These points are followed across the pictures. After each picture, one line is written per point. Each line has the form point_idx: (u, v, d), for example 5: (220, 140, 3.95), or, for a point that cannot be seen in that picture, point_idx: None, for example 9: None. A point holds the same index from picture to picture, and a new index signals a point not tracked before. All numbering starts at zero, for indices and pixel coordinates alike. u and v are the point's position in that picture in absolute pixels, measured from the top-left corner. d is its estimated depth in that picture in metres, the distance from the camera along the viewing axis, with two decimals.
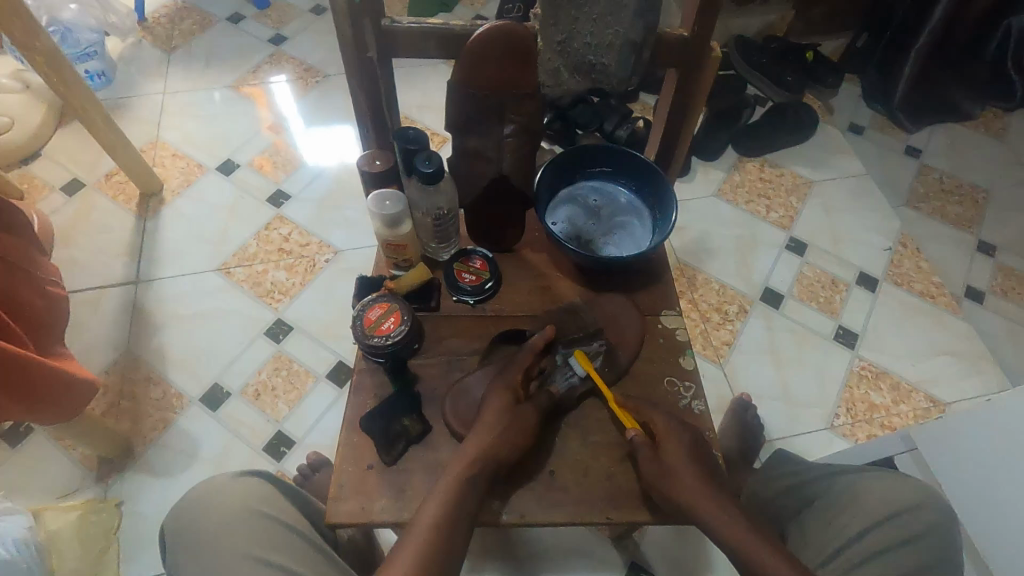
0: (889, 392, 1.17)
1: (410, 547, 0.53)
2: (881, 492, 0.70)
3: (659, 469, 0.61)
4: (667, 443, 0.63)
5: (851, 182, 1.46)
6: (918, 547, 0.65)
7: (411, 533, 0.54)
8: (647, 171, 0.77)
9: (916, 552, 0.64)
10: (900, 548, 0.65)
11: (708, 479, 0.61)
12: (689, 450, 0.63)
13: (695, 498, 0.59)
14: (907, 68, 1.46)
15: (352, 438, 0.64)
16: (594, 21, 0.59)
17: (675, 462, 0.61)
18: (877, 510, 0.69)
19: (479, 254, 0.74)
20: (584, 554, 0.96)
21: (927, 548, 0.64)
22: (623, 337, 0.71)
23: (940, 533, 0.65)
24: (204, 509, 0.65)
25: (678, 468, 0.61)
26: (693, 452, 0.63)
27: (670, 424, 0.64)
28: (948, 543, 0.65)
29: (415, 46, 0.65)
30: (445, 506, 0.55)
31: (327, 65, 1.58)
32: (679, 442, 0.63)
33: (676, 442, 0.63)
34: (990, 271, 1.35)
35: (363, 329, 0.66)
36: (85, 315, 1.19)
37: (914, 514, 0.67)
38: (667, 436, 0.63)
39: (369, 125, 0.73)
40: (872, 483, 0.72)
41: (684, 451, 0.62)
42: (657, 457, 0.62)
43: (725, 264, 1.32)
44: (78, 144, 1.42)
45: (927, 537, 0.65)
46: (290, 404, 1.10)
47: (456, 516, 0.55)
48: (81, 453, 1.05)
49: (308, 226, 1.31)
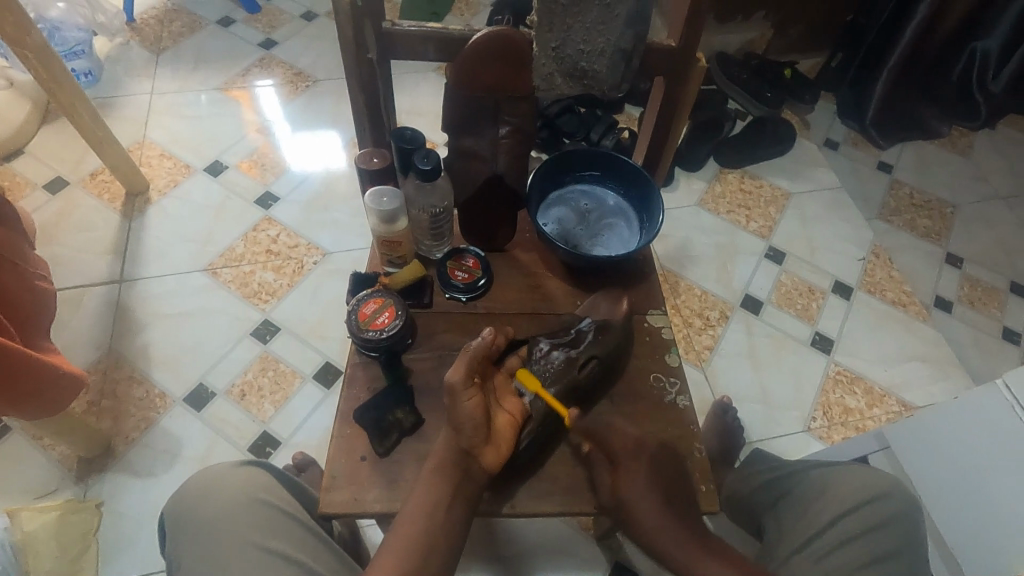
0: (863, 396, 1.21)
1: (403, 535, 0.54)
2: (847, 483, 0.73)
3: (615, 493, 0.62)
4: (622, 476, 0.62)
5: (826, 194, 1.52)
6: (882, 534, 0.68)
7: (400, 521, 0.55)
8: (635, 175, 0.80)
9: (881, 538, 0.68)
10: (867, 535, 0.68)
11: (667, 501, 0.61)
12: (648, 471, 0.63)
13: (654, 526, 0.58)
14: (879, 87, 1.54)
15: (345, 430, 0.65)
16: (587, 28, 0.62)
17: (631, 487, 0.61)
18: (844, 501, 0.72)
19: (472, 253, 0.76)
20: (568, 552, 0.97)
21: (891, 535, 0.68)
22: (611, 325, 0.71)
23: (903, 522, 0.69)
24: (203, 496, 0.65)
25: (635, 492, 0.60)
26: (654, 478, 0.62)
27: (629, 446, 0.65)
28: (912, 531, 0.68)
29: (414, 48, 0.68)
30: (432, 494, 0.56)
31: (317, 69, 1.60)
32: (638, 475, 0.62)
33: None
34: (957, 282, 1.41)
35: (358, 323, 0.67)
36: (66, 313, 1.17)
37: (877, 504, 0.70)
38: (624, 465, 0.63)
39: (366, 124, 0.75)
40: (843, 473, 0.75)
41: (643, 478, 0.62)
42: (613, 484, 0.62)
43: (706, 271, 1.35)
44: (63, 141, 1.41)
45: (892, 526, 0.68)
46: (276, 404, 1.10)
47: (443, 503, 0.56)
48: (61, 453, 1.03)
49: (296, 227, 1.32)
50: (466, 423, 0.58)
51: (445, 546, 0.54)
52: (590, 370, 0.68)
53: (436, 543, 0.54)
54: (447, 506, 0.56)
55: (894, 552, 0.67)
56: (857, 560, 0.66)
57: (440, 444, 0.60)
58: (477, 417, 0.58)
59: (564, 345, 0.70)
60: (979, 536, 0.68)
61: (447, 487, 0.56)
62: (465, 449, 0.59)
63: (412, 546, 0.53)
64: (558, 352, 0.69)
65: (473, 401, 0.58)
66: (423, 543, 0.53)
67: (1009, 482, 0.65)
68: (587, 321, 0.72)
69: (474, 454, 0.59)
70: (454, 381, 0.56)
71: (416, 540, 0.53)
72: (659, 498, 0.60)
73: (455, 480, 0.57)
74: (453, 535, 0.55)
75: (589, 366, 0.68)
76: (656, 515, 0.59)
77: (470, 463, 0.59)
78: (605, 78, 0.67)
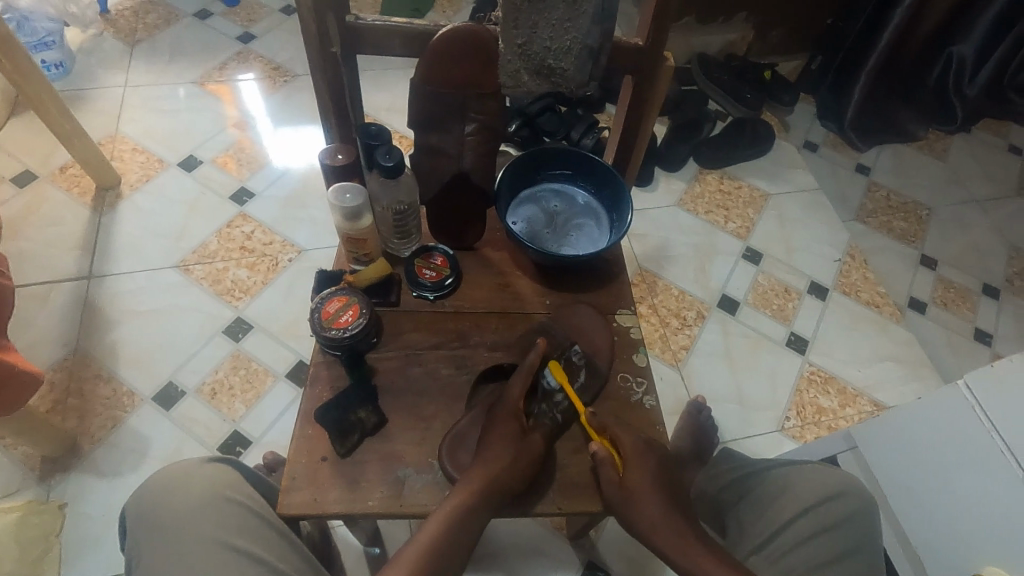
0: (836, 396, 1.22)
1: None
2: (806, 482, 0.73)
3: (623, 492, 0.63)
4: (631, 471, 0.64)
5: (804, 196, 1.52)
6: (840, 532, 0.68)
7: (396, 562, 0.53)
8: (605, 174, 0.79)
9: (840, 537, 0.68)
10: (825, 534, 0.68)
11: (671, 500, 0.64)
12: (654, 466, 0.65)
13: (656, 520, 0.62)
14: (859, 89, 1.56)
15: (307, 430, 0.64)
16: (553, 25, 0.60)
17: (637, 478, 0.64)
18: (801, 500, 0.72)
19: (440, 251, 0.75)
20: (541, 553, 0.97)
21: (846, 534, 0.68)
22: (597, 368, 0.71)
23: (859, 521, 0.70)
24: (167, 492, 0.64)
25: (642, 492, 0.63)
26: (660, 475, 0.65)
27: (638, 446, 0.66)
28: (866, 531, 0.69)
29: (380, 43, 0.67)
30: (446, 544, 0.55)
31: (296, 64, 1.58)
32: (646, 469, 0.64)
33: (642, 462, 0.65)
34: (931, 283, 1.42)
35: (321, 322, 0.66)
36: (32, 310, 1.15)
37: (836, 501, 0.71)
38: (634, 460, 0.65)
39: (332, 120, 0.73)
40: (801, 473, 0.75)
41: (649, 476, 0.64)
42: (622, 480, 0.63)
43: (683, 271, 1.36)
44: (33, 134, 1.38)
45: (848, 524, 0.69)
46: (247, 403, 1.08)
47: (453, 546, 0.56)
48: (24, 452, 1.01)
49: (272, 224, 1.30)
50: (521, 469, 0.62)
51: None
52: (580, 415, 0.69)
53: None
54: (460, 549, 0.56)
55: (851, 550, 0.67)
56: (817, 558, 0.66)
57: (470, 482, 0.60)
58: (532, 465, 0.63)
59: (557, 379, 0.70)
60: (941, 534, 0.70)
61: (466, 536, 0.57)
62: (502, 494, 0.60)
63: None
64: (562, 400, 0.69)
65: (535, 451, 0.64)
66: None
67: (967, 482, 0.66)
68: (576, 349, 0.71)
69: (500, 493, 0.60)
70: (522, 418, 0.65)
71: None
72: (663, 500, 0.63)
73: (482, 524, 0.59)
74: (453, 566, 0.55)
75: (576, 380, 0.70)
76: (659, 511, 0.63)
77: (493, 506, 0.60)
78: (574, 76, 0.65)
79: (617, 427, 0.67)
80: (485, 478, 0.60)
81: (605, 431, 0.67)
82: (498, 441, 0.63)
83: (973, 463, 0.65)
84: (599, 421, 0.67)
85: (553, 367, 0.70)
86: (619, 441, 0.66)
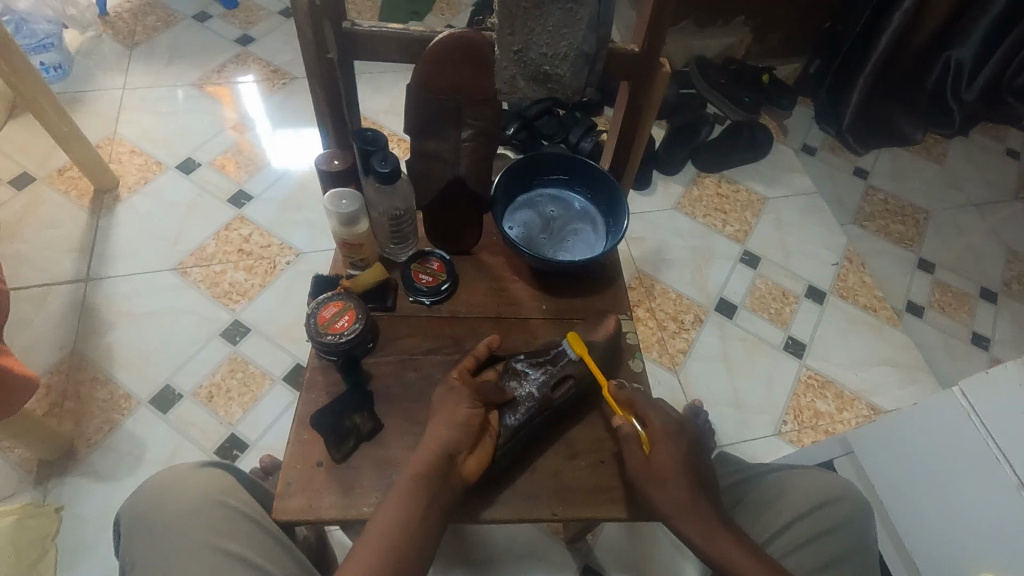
0: (834, 400, 1.22)
1: (371, 545, 0.54)
2: (802, 487, 0.74)
3: (652, 471, 0.62)
4: (659, 448, 0.63)
5: (802, 200, 1.53)
6: (835, 536, 0.69)
7: (366, 536, 0.55)
8: (601, 179, 0.79)
9: (835, 542, 0.68)
10: (821, 539, 0.69)
11: (699, 482, 0.62)
12: (685, 447, 0.64)
13: (682, 503, 0.60)
14: (856, 94, 1.56)
15: (302, 435, 0.64)
16: (549, 32, 0.61)
17: (666, 456, 0.62)
18: (797, 505, 0.72)
19: (436, 256, 0.75)
20: (537, 557, 0.97)
21: (843, 538, 0.69)
22: (591, 343, 0.71)
23: (854, 526, 0.70)
24: (162, 498, 0.64)
25: (669, 475, 0.61)
26: (689, 456, 0.63)
27: (668, 427, 0.64)
28: (861, 535, 0.70)
29: (376, 49, 0.67)
30: (410, 502, 0.56)
31: (294, 67, 1.58)
32: (673, 449, 0.63)
33: (672, 442, 0.63)
34: (928, 287, 1.43)
35: (317, 327, 0.66)
36: (29, 312, 1.15)
37: (832, 506, 0.71)
38: (661, 439, 0.63)
39: (329, 125, 0.73)
40: (797, 477, 0.75)
41: (678, 457, 0.63)
42: (648, 458, 0.63)
43: (681, 274, 1.36)
44: (30, 137, 1.38)
45: (844, 529, 0.70)
46: (244, 406, 1.08)
47: (411, 516, 0.56)
48: (20, 455, 1.01)
49: (270, 227, 1.30)
50: (456, 425, 0.61)
51: (421, 553, 0.55)
52: (566, 389, 0.68)
53: (402, 544, 0.54)
54: (419, 516, 0.56)
55: (846, 553, 0.68)
56: (813, 562, 0.67)
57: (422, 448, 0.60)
58: (472, 424, 0.62)
59: (542, 362, 0.69)
60: (935, 537, 0.70)
61: (426, 496, 0.57)
62: (450, 453, 0.60)
63: (385, 554, 0.53)
64: (540, 375, 0.68)
65: (471, 409, 0.62)
66: (399, 541, 0.54)
67: (959, 487, 0.66)
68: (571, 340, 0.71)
69: (456, 459, 0.60)
70: (453, 380, 0.65)
71: (388, 541, 0.54)
72: (690, 481, 0.61)
73: (432, 487, 0.57)
74: (425, 539, 0.56)
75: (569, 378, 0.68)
76: (684, 495, 0.61)
77: (450, 470, 0.59)
78: (570, 83, 0.65)
79: (646, 404, 0.66)
80: (432, 444, 0.60)
81: (634, 407, 0.67)
82: (444, 401, 0.63)
83: (966, 468, 0.66)
84: (627, 395, 0.67)
85: (572, 338, 0.70)
86: (648, 420, 0.65)
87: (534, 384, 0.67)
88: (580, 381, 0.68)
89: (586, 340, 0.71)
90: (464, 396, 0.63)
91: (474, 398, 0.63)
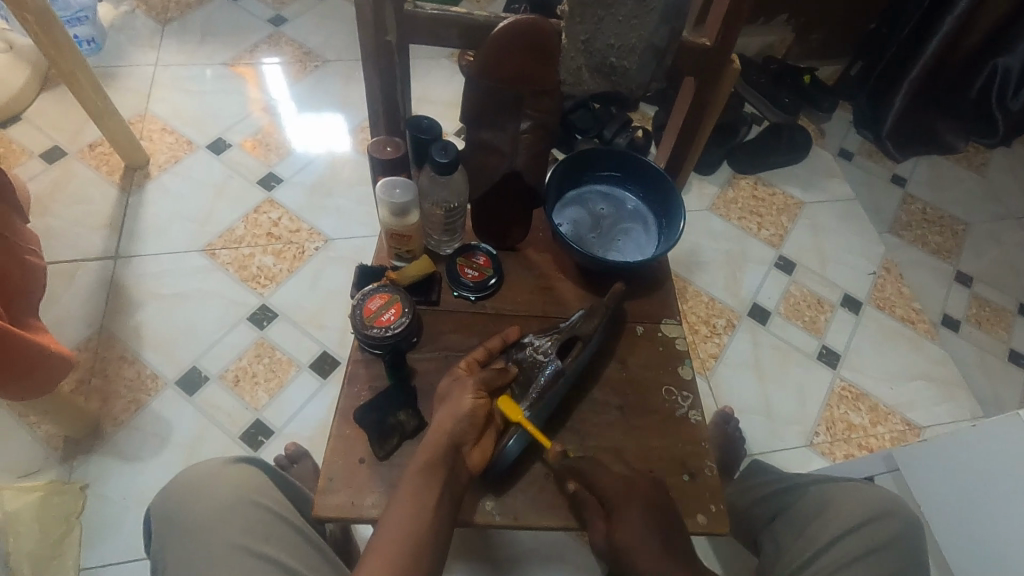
0: (867, 413, 1.19)
1: (390, 541, 0.51)
2: (848, 501, 0.72)
3: (613, 545, 0.57)
4: (616, 518, 0.57)
5: (839, 206, 1.49)
6: (880, 556, 0.67)
7: (383, 531, 0.52)
8: (656, 177, 0.77)
9: (882, 561, 0.66)
10: (868, 558, 0.66)
11: (667, 544, 0.56)
12: (642, 512, 0.57)
13: (653, 575, 0.54)
14: (898, 100, 1.51)
15: (344, 430, 0.62)
16: (620, 22, 0.60)
17: (624, 530, 0.56)
18: (846, 518, 0.70)
19: (483, 250, 0.73)
20: (559, 560, 0.95)
21: (889, 560, 0.67)
22: (597, 308, 0.69)
23: (903, 541, 0.68)
24: (194, 493, 0.62)
25: (630, 541, 0.56)
26: (650, 517, 0.57)
27: (618, 487, 0.59)
28: (911, 551, 0.68)
29: (435, 33, 0.65)
30: (421, 495, 0.54)
31: (326, 49, 1.56)
32: (633, 513, 0.57)
33: (628, 503, 0.58)
34: (965, 301, 1.39)
35: (362, 319, 0.65)
36: (59, 288, 1.14)
37: (876, 523, 0.69)
38: (616, 506, 0.58)
39: (380, 111, 0.71)
40: (839, 493, 0.73)
41: (638, 521, 0.57)
42: (608, 531, 0.58)
43: (714, 277, 1.33)
44: (62, 110, 1.37)
45: (892, 546, 0.67)
46: (270, 392, 1.07)
47: (425, 507, 0.54)
48: (47, 432, 1.01)
49: (299, 211, 1.28)
50: (460, 415, 0.58)
51: (435, 546, 0.53)
52: (577, 352, 0.66)
53: (427, 542, 0.52)
54: (435, 503, 0.54)
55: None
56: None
57: (428, 437, 0.58)
58: (479, 419, 0.59)
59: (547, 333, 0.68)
60: (969, 549, 0.69)
61: (438, 483, 0.55)
62: (456, 445, 0.58)
63: (403, 542, 0.51)
64: (547, 342, 0.66)
65: (477, 398, 0.59)
66: (416, 529, 0.52)
67: (1008, 509, 0.64)
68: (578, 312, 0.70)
69: (462, 450, 0.58)
70: (460, 370, 0.63)
71: (409, 536, 0.52)
72: (657, 542, 0.55)
73: (443, 479, 0.55)
74: (436, 534, 0.53)
75: (575, 347, 0.67)
76: (656, 555, 0.55)
77: (456, 462, 0.57)
78: (634, 76, 0.64)
79: (587, 467, 0.61)
80: (439, 431, 0.58)
81: (581, 476, 0.61)
82: (451, 390, 0.61)
83: (1018, 490, 0.63)
84: (568, 463, 0.61)
85: (504, 404, 0.61)
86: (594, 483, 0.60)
87: (550, 360, 0.64)
88: (588, 343, 0.67)
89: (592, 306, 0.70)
90: (469, 385, 0.60)
91: (478, 386, 0.60)
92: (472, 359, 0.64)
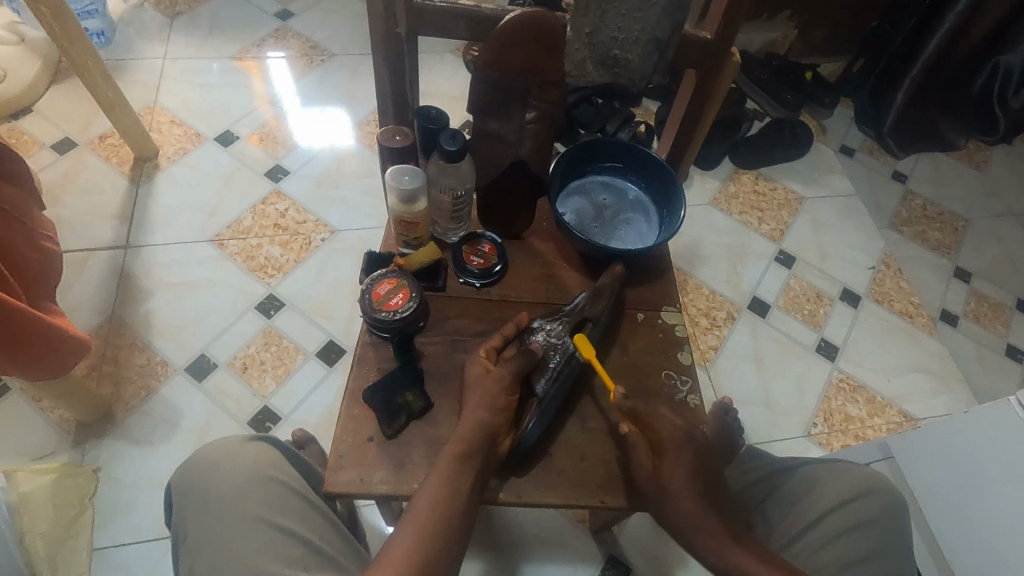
0: (865, 405, 1.21)
1: (417, 520, 0.53)
2: (836, 478, 0.74)
3: (657, 485, 0.61)
4: (666, 461, 0.61)
5: (840, 201, 1.50)
6: (869, 530, 0.69)
7: (411, 516, 0.54)
8: (658, 168, 0.78)
9: (869, 535, 0.69)
10: (856, 531, 0.69)
11: (708, 494, 0.59)
12: (691, 462, 0.61)
13: (692, 518, 0.58)
14: (900, 97, 1.51)
15: (354, 410, 0.64)
16: (623, 15, 0.61)
17: (671, 476, 0.60)
18: (834, 496, 0.72)
19: (488, 239, 0.75)
20: (561, 544, 0.97)
21: (878, 531, 0.69)
22: (602, 290, 0.71)
23: (888, 517, 0.70)
24: (215, 467, 0.64)
25: (677, 483, 0.59)
26: (697, 467, 0.61)
27: (676, 433, 0.62)
28: (896, 526, 0.70)
29: (443, 26, 0.66)
30: (446, 481, 0.56)
31: (332, 43, 1.57)
32: (681, 459, 0.61)
33: (679, 452, 0.61)
34: (964, 296, 1.40)
35: (371, 303, 0.67)
36: (70, 276, 1.16)
37: (864, 500, 0.71)
38: (669, 451, 0.61)
39: (389, 102, 0.74)
40: (828, 472, 0.75)
41: (686, 469, 0.60)
42: (655, 472, 0.61)
43: (714, 271, 1.35)
44: (72, 102, 1.39)
45: (878, 521, 0.70)
46: (277, 379, 1.09)
47: (452, 494, 0.55)
48: (60, 416, 1.03)
49: (306, 203, 1.30)
50: (494, 408, 0.61)
51: (459, 529, 0.54)
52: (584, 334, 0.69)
53: (451, 526, 0.54)
54: (467, 491, 0.56)
55: (876, 550, 0.68)
56: (843, 559, 0.67)
57: (460, 429, 0.60)
58: (510, 407, 0.62)
59: (554, 316, 0.70)
60: (973, 542, 0.70)
61: (469, 471, 0.57)
62: (484, 434, 0.60)
63: (430, 523, 0.53)
64: (557, 327, 0.68)
65: (509, 396, 0.63)
66: (442, 511, 0.54)
67: (1006, 498, 0.65)
68: (581, 295, 0.71)
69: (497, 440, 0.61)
70: (484, 363, 0.64)
71: (436, 516, 0.54)
72: (699, 488, 0.59)
73: (456, 456, 0.57)
74: (460, 518, 0.55)
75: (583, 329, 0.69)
76: (694, 505, 0.58)
77: (489, 450, 0.60)
78: (637, 68, 0.66)
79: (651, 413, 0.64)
80: (472, 423, 0.60)
81: (639, 419, 0.65)
82: (473, 383, 0.63)
83: (1005, 475, 0.65)
84: (630, 405, 0.65)
85: (581, 341, 0.66)
86: (653, 429, 0.64)
87: (564, 347, 0.67)
88: (597, 324, 0.70)
89: (594, 287, 0.72)
90: (500, 378, 0.63)
91: (505, 375, 0.63)
92: (490, 349, 0.66)
